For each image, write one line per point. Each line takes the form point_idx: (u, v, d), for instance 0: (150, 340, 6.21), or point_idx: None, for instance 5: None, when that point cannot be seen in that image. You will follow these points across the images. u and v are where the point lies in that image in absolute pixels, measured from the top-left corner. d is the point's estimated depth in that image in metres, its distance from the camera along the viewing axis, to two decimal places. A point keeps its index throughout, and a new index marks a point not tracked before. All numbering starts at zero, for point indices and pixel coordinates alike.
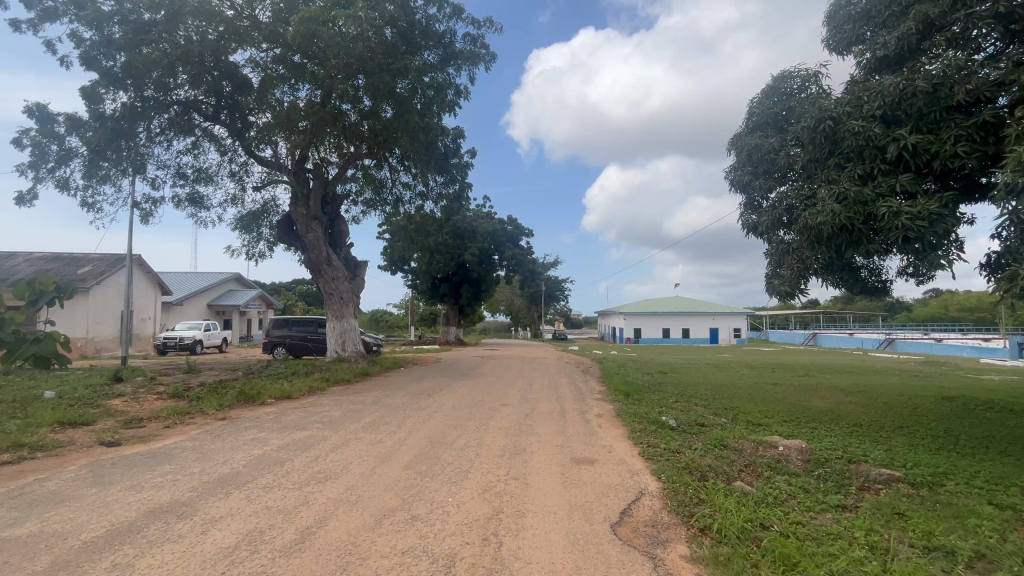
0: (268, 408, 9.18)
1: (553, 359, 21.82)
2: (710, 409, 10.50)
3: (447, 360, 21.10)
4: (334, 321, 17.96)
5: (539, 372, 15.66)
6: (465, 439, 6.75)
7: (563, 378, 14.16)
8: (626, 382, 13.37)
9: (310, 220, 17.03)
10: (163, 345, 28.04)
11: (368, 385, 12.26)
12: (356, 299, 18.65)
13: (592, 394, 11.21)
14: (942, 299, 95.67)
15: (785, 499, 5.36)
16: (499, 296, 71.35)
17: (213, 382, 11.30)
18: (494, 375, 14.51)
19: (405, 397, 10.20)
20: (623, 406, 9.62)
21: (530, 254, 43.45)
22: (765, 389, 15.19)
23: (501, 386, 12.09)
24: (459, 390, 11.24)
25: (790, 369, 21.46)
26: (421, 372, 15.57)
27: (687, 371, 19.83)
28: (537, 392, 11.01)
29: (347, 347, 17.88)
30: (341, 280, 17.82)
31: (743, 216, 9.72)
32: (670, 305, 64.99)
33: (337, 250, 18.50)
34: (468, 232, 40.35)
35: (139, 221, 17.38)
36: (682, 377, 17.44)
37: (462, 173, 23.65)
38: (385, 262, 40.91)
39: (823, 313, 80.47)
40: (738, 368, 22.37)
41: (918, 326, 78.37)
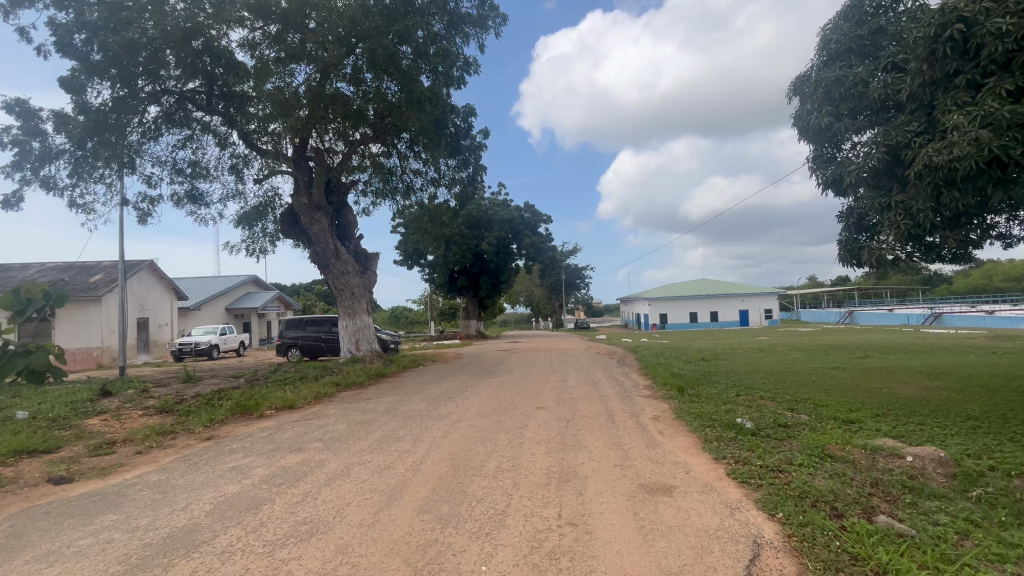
0: (266, 422, 7.90)
1: (583, 350, 20.27)
2: (782, 404, 8.84)
3: (470, 356, 19.75)
4: (346, 319, 16.72)
5: (572, 366, 14.15)
6: (496, 461, 5.28)
7: (600, 372, 12.63)
8: (672, 374, 11.77)
9: (315, 211, 15.76)
10: (179, 351, 27.40)
11: (382, 389, 10.94)
12: (368, 293, 17.38)
13: (638, 390, 9.66)
14: (986, 270, 90.49)
15: (959, 541, 3.76)
16: (519, 287, 69.89)
17: (211, 392, 10.12)
18: (523, 371, 13.07)
19: (423, 402, 8.82)
20: (681, 404, 8.07)
21: (549, 242, 41.78)
22: (828, 375, 13.43)
23: (532, 384, 10.63)
24: (485, 391, 9.83)
25: (845, 351, 19.50)
26: (442, 371, 14.23)
27: (732, 358, 18.06)
28: (575, 391, 9.49)
29: (362, 347, 16.65)
30: (351, 274, 16.55)
31: (819, 169, 7.99)
32: (696, 288, 62.61)
33: (346, 243, 17.22)
34: (484, 221, 38.88)
35: (137, 222, 16.39)
36: (729, 364, 15.73)
37: (475, 155, 22.11)
38: (401, 257, 39.78)
39: (859, 290, 76.85)
40: (786, 351, 20.51)
41: (961, 299, 74.21)
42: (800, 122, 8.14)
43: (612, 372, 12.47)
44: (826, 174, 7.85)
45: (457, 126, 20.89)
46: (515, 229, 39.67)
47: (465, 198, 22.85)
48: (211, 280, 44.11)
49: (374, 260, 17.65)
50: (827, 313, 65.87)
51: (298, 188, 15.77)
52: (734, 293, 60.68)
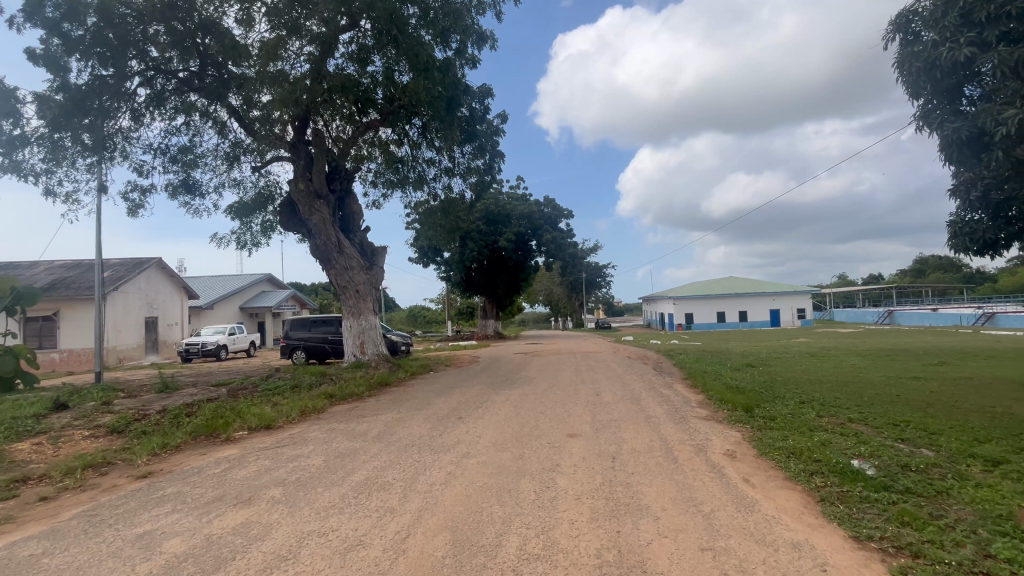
0: (228, 450, 6.30)
1: (610, 354, 18.43)
2: (881, 430, 6.93)
3: (486, 360, 18.05)
4: (351, 319, 15.21)
5: (603, 374, 12.31)
6: (520, 537, 3.52)
7: (638, 382, 10.79)
8: (727, 385, 9.89)
9: (314, 200, 14.26)
10: (186, 352, 26.41)
11: (382, 402, 9.33)
12: (376, 291, 15.82)
13: (692, 410, 7.82)
14: None
15: None
16: (538, 285, 68.00)
17: (181, 405, 8.63)
18: (547, 380, 11.28)
19: (426, 424, 7.14)
20: (756, 432, 6.24)
21: (570, 238, 39.81)
22: (911, 387, 11.38)
23: (560, 398, 8.88)
24: (504, 408, 8.08)
25: (911, 355, 17.22)
26: (454, 378, 12.56)
27: (781, 363, 16.04)
28: (614, 410, 7.69)
29: (367, 350, 15.08)
30: (355, 270, 15.03)
31: (944, 120, 6.35)
32: (723, 287, 59.89)
33: (351, 235, 15.65)
34: (502, 216, 37.27)
35: (127, 215, 15.13)
36: (782, 372, 13.78)
37: (491, 141, 20.46)
38: (417, 254, 38.51)
39: (898, 288, 72.80)
40: (842, 355, 18.28)
41: (1008, 297, 69.52)
42: (918, 67, 6.51)
43: (653, 383, 10.68)
44: (959, 129, 6.14)
45: (472, 109, 19.33)
46: (534, 224, 37.86)
47: (482, 189, 21.22)
48: (226, 278, 43.47)
49: (382, 254, 16.08)
50: (864, 312, 62.27)
51: (297, 174, 14.32)
52: (764, 291, 57.75)
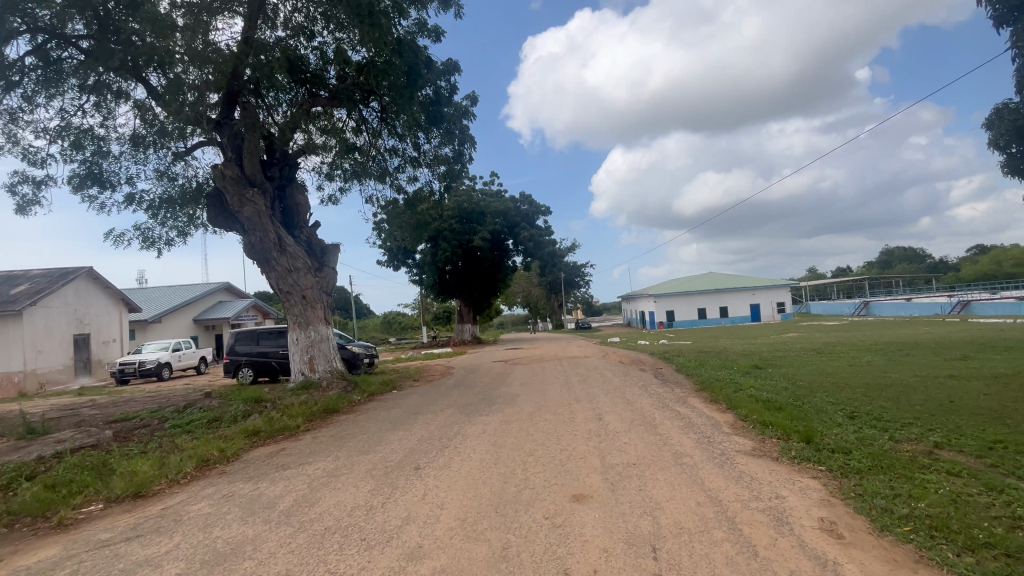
0: (44, 552, 4.04)
1: (600, 359, 16.52)
2: (990, 463, 5.14)
3: (461, 372, 15.93)
4: (297, 331, 12.83)
5: (600, 387, 10.31)
6: None
7: (645, 398, 8.82)
8: (757, 397, 8.05)
9: (246, 188, 11.85)
10: (121, 372, 23.34)
11: (319, 442, 7.11)
12: (328, 296, 13.53)
13: (729, 439, 5.91)
14: (996, 256, 87.42)
15: None
16: (515, 286, 66.13)
17: (32, 460, 6.25)
18: (533, 398, 9.23)
19: (367, 484, 4.96)
20: (848, 483, 4.29)
21: (549, 236, 37.83)
22: (956, 389, 9.79)
23: (553, 427, 6.84)
24: (479, 448, 5.99)
25: (925, 349, 15.88)
26: (420, 399, 10.35)
27: (790, 363, 14.43)
28: (629, 446, 5.70)
29: (317, 367, 12.69)
30: (301, 271, 12.70)
31: None
32: (703, 283, 59.07)
33: (296, 231, 13.28)
34: (476, 213, 35.14)
35: (15, 212, 12.41)
36: (799, 374, 12.08)
37: (460, 127, 18.39)
38: (386, 256, 36.09)
39: (871, 279, 73.63)
40: (849, 350, 16.86)
41: (974, 286, 70.83)
42: None
43: (663, 398, 8.73)
44: None
45: (437, 89, 17.21)
46: (511, 221, 35.78)
47: (451, 180, 19.17)
48: (178, 287, 39.97)
49: (334, 252, 13.77)
50: (841, 304, 62.41)
51: (224, 159, 11.90)
52: (744, 286, 57.09)
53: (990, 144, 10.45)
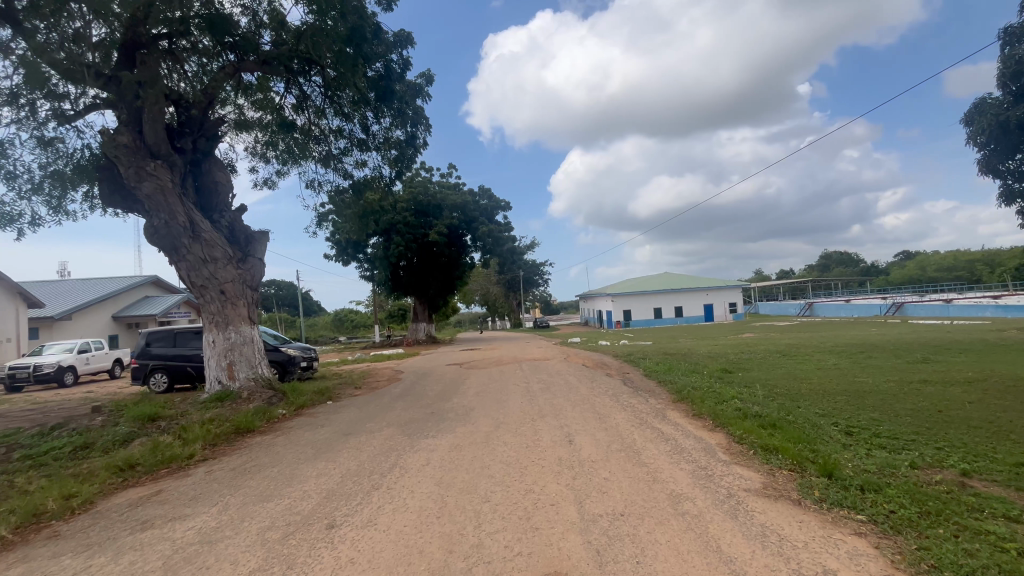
0: None
1: (561, 362, 15.46)
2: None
3: (411, 377, 14.40)
4: (214, 332, 10.88)
5: (565, 397, 9.12)
6: None
7: (619, 412, 7.68)
8: (747, 412, 7.07)
9: (146, 160, 9.82)
10: (12, 378, 20.13)
11: (212, 479, 5.51)
12: (254, 292, 11.63)
13: (729, 471, 4.84)
14: (922, 262, 94.12)
15: None
16: (473, 284, 64.67)
17: None
18: (490, 413, 7.93)
19: (255, 559, 3.48)
20: (909, 546, 3.26)
21: (508, 232, 36.50)
22: (937, 396, 9.29)
23: (515, 456, 5.55)
24: (420, 489, 4.63)
25: (884, 351, 15.80)
26: (357, 414, 8.79)
27: (759, 367, 13.82)
28: (613, 487, 4.48)
29: (237, 375, 10.77)
30: (219, 262, 10.76)
31: None
32: (660, 283, 59.71)
33: (215, 214, 11.29)
34: (432, 206, 33.39)
35: None
36: (773, 381, 11.38)
37: (414, 107, 16.80)
38: (335, 250, 33.75)
39: (813, 281, 77.19)
40: (812, 353, 16.58)
41: (904, 289, 75.57)
42: None
43: (640, 412, 7.62)
44: None
45: (387, 64, 15.52)
46: (469, 216, 34.19)
47: (402, 167, 17.59)
48: (94, 281, 35.74)
49: (262, 241, 11.86)
50: (786, 305, 64.89)
51: (117, 123, 9.79)
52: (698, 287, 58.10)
53: (968, 141, 10.16)
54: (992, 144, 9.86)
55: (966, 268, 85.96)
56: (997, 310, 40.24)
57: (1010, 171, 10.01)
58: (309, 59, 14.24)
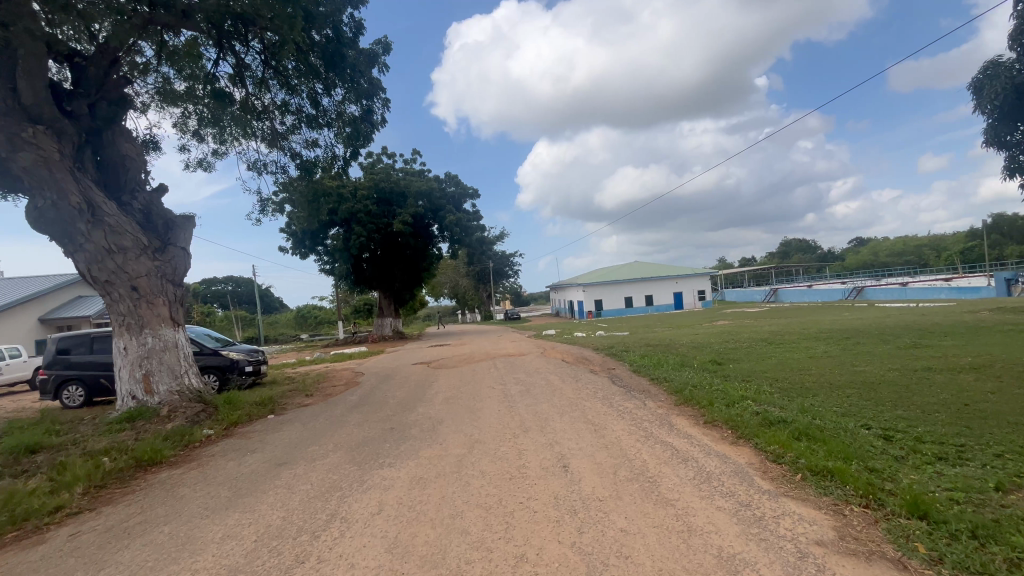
0: None
1: (539, 357, 14.24)
2: None
3: (372, 380, 12.85)
4: (127, 337, 9.04)
5: (549, 401, 7.86)
6: None
7: (616, 421, 6.45)
8: (766, 416, 6.02)
9: (22, 125, 7.89)
10: None
11: (69, 551, 3.92)
12: (177, 288, 9.81)
13: (784, 510, 3.65)
14: (875, 247, 98.12)
15: None
16: (442, 277, 62.85)
17: None
18: (462, 428, 6.55)
19: None
20: None
21: (477, 221, 34.86)
22: (952, 386, 8.54)
23: (496, 497, 4.21)
24: (366, 563, 3.23)
25: (868, 336, 15.35)
26: (301, 432, 7.25)
27: (748, 358, 13.00)
28: (637, 548, 3.21)
29: (157, 387, 8.98)
30: (129, 253, 8.90)
31: None
32: (630, 272, 59.55)
33: (125, 196, 9.42)
34: (396, 194, 31.52)
35: None
36: (772, 374, 10.46)
37: (369, 78, 15.06)
38: (291, 242, 31.51)
39: (776, 269, 79.00)
40: (797, 339, 15.99)
41: (859, 274, 78.29)
42: None
43: (639, 421, 6.45)
44: None
45: (337, 27, 13.72)
46: (435, 204, 32.40)
47: (357, 148, 15.88)
48: (17, 280, 32.10)
49: (186, 227, 10.05)
50: (752, 292, 66.03)
51: None
52: (668, 275, 58.22)
53: (975, 108, 9.42)
54: (1002, 110, 9.05)
55: (915, 253, 90.14)
56: (952, 292, 41.63)
57: (1015, 143, 9.18)
58: (244, 19, 12.35)
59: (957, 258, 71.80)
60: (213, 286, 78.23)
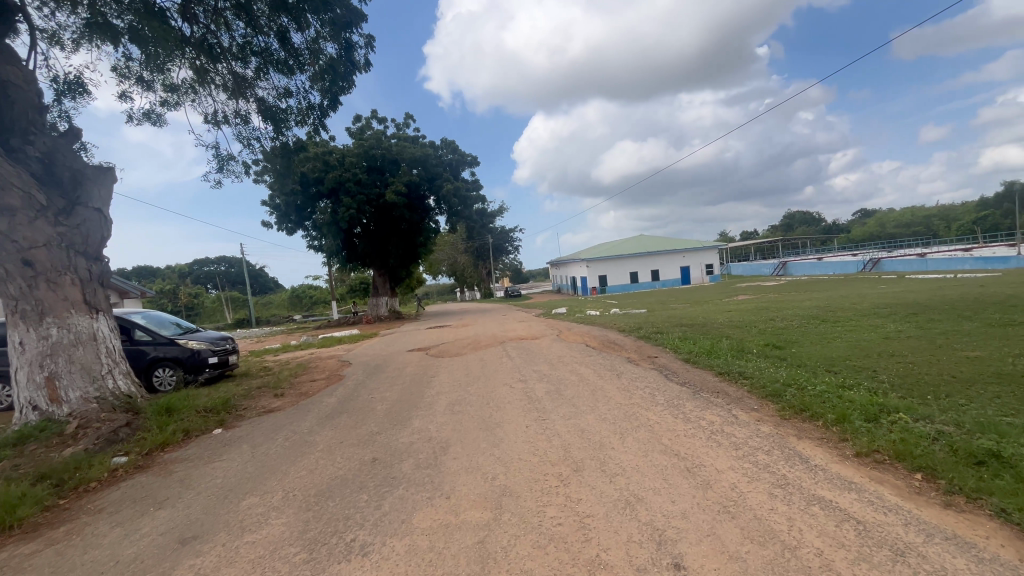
0: None
1: (558, 342, 12.05)
2: None
3: (359, 373, 10.66)
4: (22, 328, 6.77)
5: (595, 412, 5.66)
6: None
7: (712, 452, 4.25)
8: (958, 446, 3.86)
9: None
10: None
11: None
12: (93, 263, 7.51)
13: None
14: (882, 218, 95.64)
15: None
16: (439, 254, 60.30)
17: None
18: (478, 465, 4.35)
19: None
20: None
21: (477, 190, 32.17)
22: None
23: None
24: None
25: (939, 311, 13.16)
26: (245, 464, 5.07)
27: (810, 340, 10.86)
28: None
29: (66, 394, 6.75)
30: (17, 215, 6.57)
31: None
32: (635, 247, 57.10)
33: (15, 139, 7.03)
34: (388, 162, 29.01)
35: None
36: (859, 362, 8.33)
37: (348, 8, 12.37)
38: (276, 217, 29.07)
39: (783, 241, 76.60)
40: (853, 316, 13.83)
41: (867, 245, 75.87)
42: None
43: (748, 450, 4.21)
44: None
45: None
46: (430, 172, 29.76)
47: (337, 96, 13.30)
48: None
49: (105, 183, 7.72)
50: (760, 266, 63.79)
51: None
52: (674, 249, 55.80)
53: None
54: None
55: (923, 224, 87.84)
56: (977, 262, 39.54)
57: None
58: None
59: (972, 228, 69.51)
60: (205, 267, 75.81)
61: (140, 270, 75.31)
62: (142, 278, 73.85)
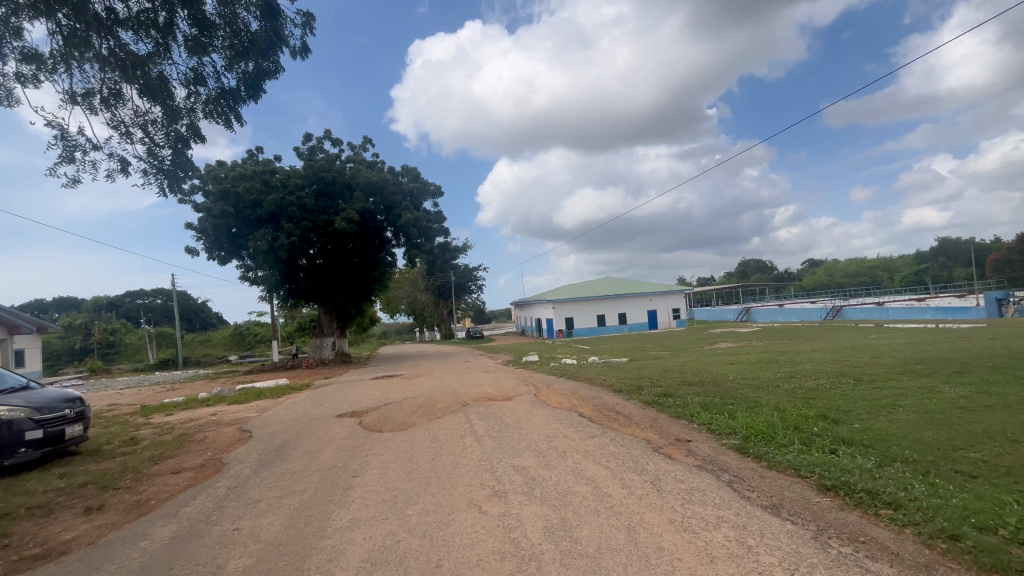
0: None
1: (539, 408, 8.98)
2: None
3: (249, 458, 7.18)
4: None
5: None
6: None
7: None
8: None
9: None
10: None
11: None
12: None
13: None
14: (831, 268, 99.64)
15: None
16: (397, 291, 56.56)
17: None
18: None
19: None
20: None
21: (439, 222, 29.32)
22: None
23: None
24: None
25: (990, 370, 11.03)
26: None
27: (867, 411, 8.30)
28: None
29: None
30: None
31: None
32: (602, 289, 55.42)
33: None
34: (340, 186, 25.94)
35: None
36: (989, 456, 5.75)
37: None
38: (206, 244, 25.18)
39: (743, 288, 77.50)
40: (886, 374, 11.52)
41: (820, 294, 77.79)
42: None
43: None
44: None
45: None
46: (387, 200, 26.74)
47: (260, 82, 10.34)
48: None
49: None
50: (724, 311, 63.60)
51: None
52: (641, 292, 54.47)
53: None
54: None
55: (869, 275, 91.82)
56: (937, 313, 39.84)
57: None
58: None
59: (917, 279, 72.54)
60: (137, 300, 68.51)
61: (59, 301, 67.33)
62: (60, 311, 65.69)
